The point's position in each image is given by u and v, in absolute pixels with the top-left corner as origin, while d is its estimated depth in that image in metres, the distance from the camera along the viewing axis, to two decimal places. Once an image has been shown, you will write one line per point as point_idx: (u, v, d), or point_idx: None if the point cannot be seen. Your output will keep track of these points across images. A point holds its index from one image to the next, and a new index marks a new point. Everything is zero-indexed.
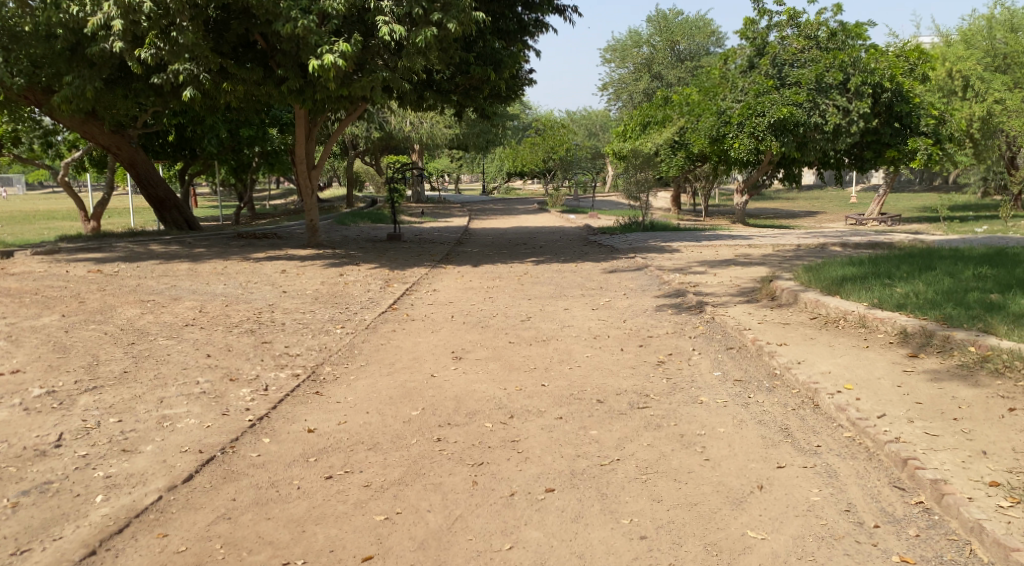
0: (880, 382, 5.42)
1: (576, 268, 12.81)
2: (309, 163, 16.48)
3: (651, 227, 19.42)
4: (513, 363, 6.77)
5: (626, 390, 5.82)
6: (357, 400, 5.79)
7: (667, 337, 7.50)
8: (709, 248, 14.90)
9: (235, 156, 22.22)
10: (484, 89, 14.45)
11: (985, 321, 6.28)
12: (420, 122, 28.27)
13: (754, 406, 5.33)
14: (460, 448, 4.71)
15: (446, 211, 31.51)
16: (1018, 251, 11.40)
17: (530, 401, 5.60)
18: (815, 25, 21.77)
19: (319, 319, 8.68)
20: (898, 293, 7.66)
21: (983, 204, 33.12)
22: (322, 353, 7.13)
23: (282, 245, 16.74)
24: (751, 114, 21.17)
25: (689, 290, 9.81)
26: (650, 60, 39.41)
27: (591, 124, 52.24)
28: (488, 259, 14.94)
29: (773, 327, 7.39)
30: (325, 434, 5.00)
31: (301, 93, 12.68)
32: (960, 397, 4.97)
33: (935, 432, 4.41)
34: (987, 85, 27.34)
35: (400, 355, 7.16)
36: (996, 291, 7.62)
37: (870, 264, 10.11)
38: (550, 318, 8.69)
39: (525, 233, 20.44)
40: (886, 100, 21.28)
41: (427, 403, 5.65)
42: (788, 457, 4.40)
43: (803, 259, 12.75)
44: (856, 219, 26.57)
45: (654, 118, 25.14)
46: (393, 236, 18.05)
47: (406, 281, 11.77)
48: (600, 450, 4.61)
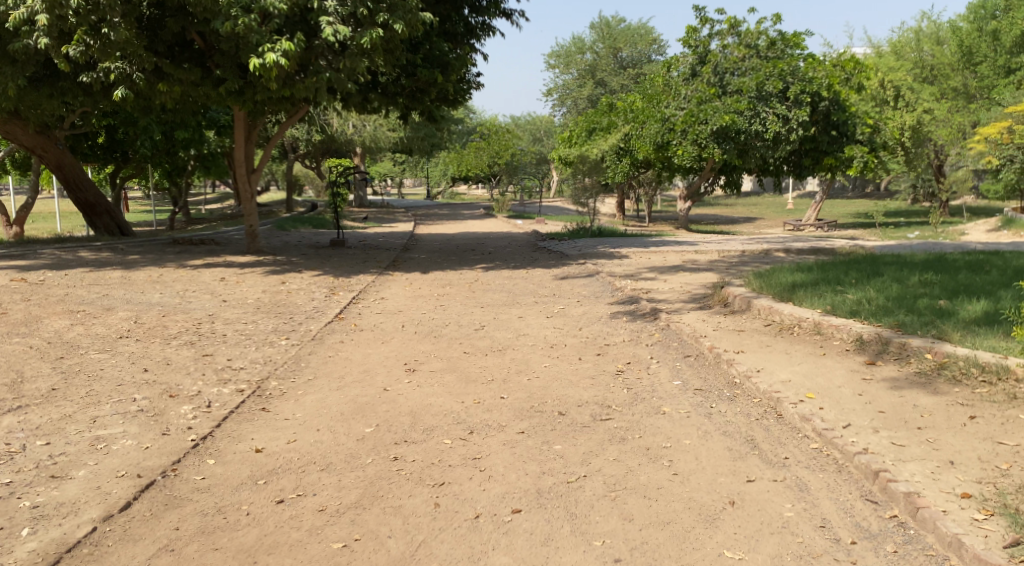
0: (841, 391, 5.39)
1: (526, 274, 12.68)
2: (250, 167, 15.98)
3: (598, 233, 19.44)
4: (468, 374, 6.56)
5: (587, 401, 5.68)
6: (306, 416, 5.51)
7: (623, 345, 7.39)
8: (657, 254, 14.94)
9: (170, 159, 21.44)
10: (431, 91, 14.23)
11: (938, 327, 6.35)
12: (363, 125, 27.82)
13: (717, 416, 5.25)
14: (420, 467, 4.50)
15: (391, 216, 31.06)
16: (956, 257, 11.69)
17: (490, 415, 5.40)
18: (755, 34, 22.20)
19: (262, 330, 8.33)
20: (850, 300, 7.71)
21: (913, 211, 34.24)
22: (267, 367, 6.81)
23: (221, 251, 16.18)
24: (694, 121, 21.38)
25: (642, 296, 9.76)
26: (594, 67, 39.88)
27: (534, 129, 52.35)
28: (436, 265, 14.71)
29: (729, 334, 7.34)
30: (274, 455, 4.72)
31: (241, 94, 12.26)
32: (922, 406, 4.97)
33: (901, 442, 4.37)
34: (917, 95, 28.22)
35: (350, 367, 6.89)
36: (944, 297, 7.74)
37: (818, 270, 10.22)
38: (504, 327, 8.52)
39: (472, 239, 20.26)
40: (824, 109, 21.66)
41: (382, 418, 5.41)
42: (758, 470, 4.31)
43: (750, 264, 12.85)
44: (795, 225, 27.14)
45: (599, 124, 25.21)
46: (337, 242, 17.65)
47: (352, 288, 11.46)
48: (565, 466, 4.46)
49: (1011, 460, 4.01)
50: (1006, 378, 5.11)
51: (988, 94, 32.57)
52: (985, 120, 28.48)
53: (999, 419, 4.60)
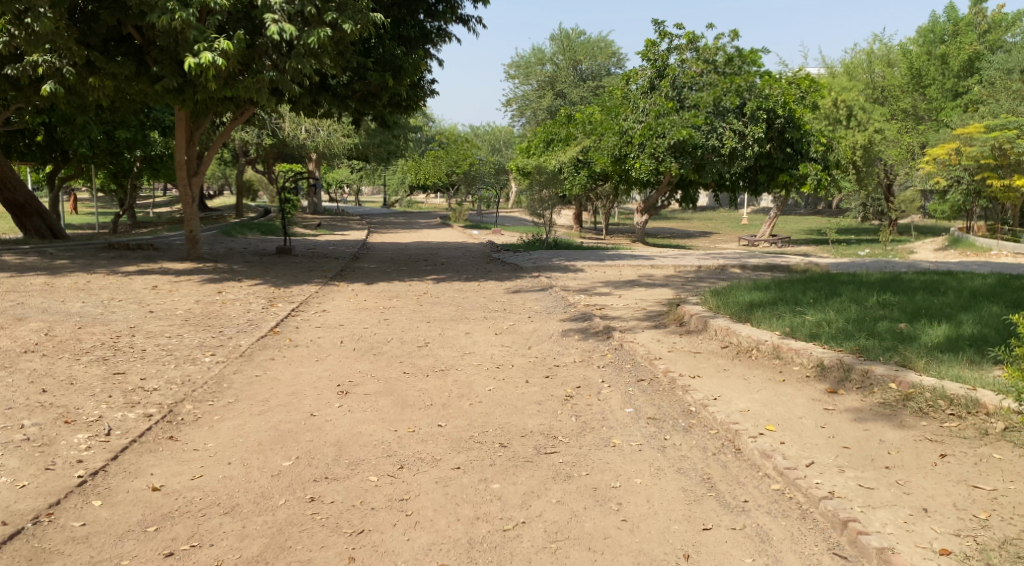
0: (803, 423, 5.02)
1: (478, 287, 12.21)
2: (192, 169, 15.25)
3: (554, 245, 19.08)
4: (405, 398, 6.05)
5: (532, 431, 5.21)
6: (219, 446, 4.95)
7: (574, 366, 6.95)
8: (612, 268, 14.60)
9: (114, 160, 20.40)
10: (383, 96, 13.67)
11: (901, 354, 6.04)
12: (316, 130, 26.89)
13: (672, 450, 4.82)
14: (340, 511, 4.00)
15: (344, 224, 30.32)
16: (912, 277, 11.56)
17: (425, 448, 4.91)
18: (713, 50, 21.96)
19: (186, 345, 7.70)
20: (809, 321, 7.38)
21: (863, 229, 34.73)
22: (184, 388, 6.20)
23: (157, 257, 15.39)
24: (651, 135, 21.10)
25: (596, 313, 9.34)
26: (553, 79, 39.65)
27: (493, 139, 52.07)
28: (384, 275, 14.16)
29: (684, 356, 6.96)
30: (174, 493, 4.19)
31: (179, 92, 11.55)
32: (888, 441, 4.61)
33: (870, 485, 3.99)
34: (869, 115, 28.48)
35: (277, 389, 6.31)
36: (904, 321, 7.46)
37: (775, 288, 9.97)
38: (449, 344, 8.02)
39: (426, 249, 19.74)
40: (779, 126, 21.71)
41: (303, 450, 4.88)
42: (715, 515, 3.90)
43: (706, 281, 12.59)
44: (749, 241, 27.21)
45: (558, 135, 24.95)
46: (283, 250, 16.97)
47: (292, 300, 10.84)
48: (502, 510, 4.01)
49: (990, 508, 3.65)
50: (976, 412, 4.78)
51: (936, 116, 33.11)
52: (933, 142, 28.96)
53: (972, 459, 4.26)
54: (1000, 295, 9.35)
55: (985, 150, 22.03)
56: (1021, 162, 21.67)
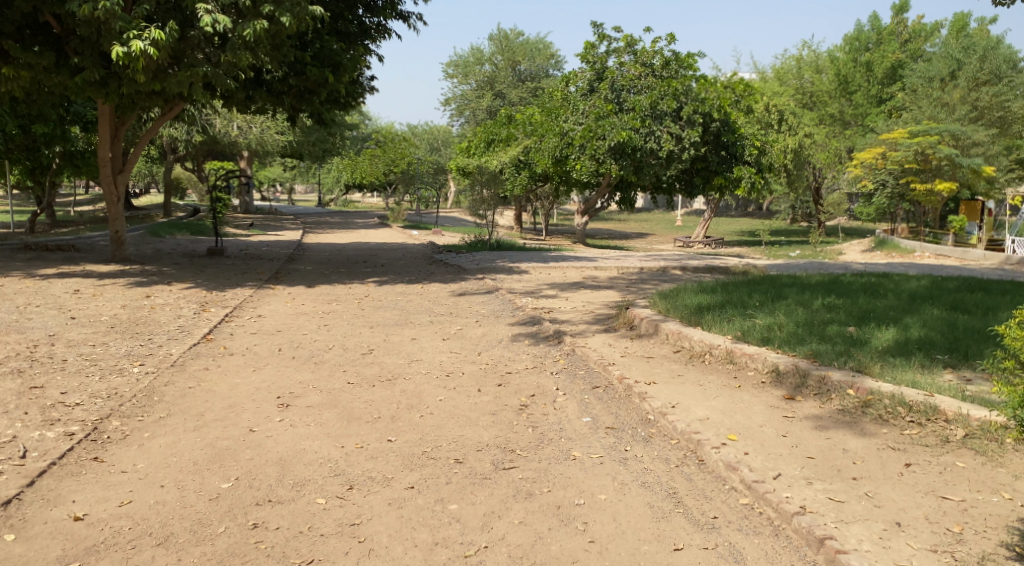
0: (764, 432, 4.91)
1: (422, 290, 11.91)
2: (118, 166, 14.50)
3: (497, 246, 18.88)
4: (351, 411, 5.73)
5: (488, 444, 4.98)
6: (150, 467, 4.58)
7: (526, 373, 6.73)
8: (556, 270, 14.48)
9: (31, 157, 19.29)
10: (321, 93, 13.21)
11: (855, 358, 6.00)
12: (249, 127, 26.12)
13: (634, 463, 4.66)
14: (286, 539, 3.71)
15: (278, 224, 29.50)
16: (850, 279, 11.74)
17: (375, 466, 4.62)
18: (650, 53, 21.96)
19: (111, 355, 7.21)
20: (760, 325, 7.33)
21: (793, 230, 35.69)
22: (109, 402, 5.76)
23: (79, 259, 14.58)
24: (591, 136, 21.06)
25: (544, 317, 9.15)
26: (492, 79, 39.45)
27: (432, 138, 51.68)
28: (323, 278, 13.72)
29: (637, 361, 6.83)
30: (99, 524, 3.83)
31: (103, 85, 10.93)
32: (852, 450, 4.54)
33: (840, 498, 3.89)
34: (799, 120, 28.95)
35: (212, 402, 5.91)
36: (852, 324, 7.49)
37: (721, 291, 9.95)
38: (395, 351, 7.71)
39: (364, 250, 19.31)
40: (715, 129, 22.11)
41: (243, 469, 4.54)
42: (684, 534, 3.75)
43: (650, 283, 12.57)
44: (684, 242, 27.58)
45: (499, 135, 24.76)
46: (215, 251, 16.33)
47: (226, 304, 10.36)
48: (462, 534, 3.77)
49: (962, 520, 3.60)
50: (935, 418, 4.75)
51: (862, 122, 34.05)
52: (860, 146, 29.84)
53: (937, 468, 4.22)
54: (937, 297, 9.53)
55: (909, 154, 22.69)
56: (942, 167, 22.45)
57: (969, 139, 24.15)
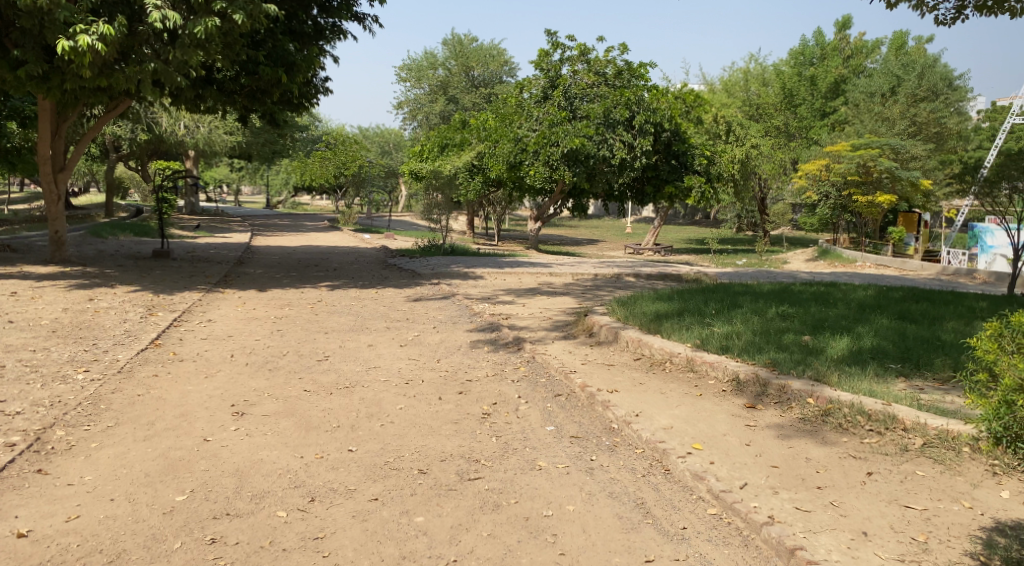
0: (727, 441, 4.94)
1: (377, 295, 11.77)
2: (59, 164, 13.99)
3: (451, 251, 18.77)
4: (309, 420, 5.58)
5: (452, 454, 4.90)
6: (99, 479, 4.37)
7: (487, 381, 6.65)
8: (511, 275, 14.46)
9: None
10: (274, 92, 12.98)
11: (812, 367, 6.09)
12: (196, 126, 25.52)
13: (601, 473, 4.62)
14: (247, 554, 3.57)
15: (225, 226, 28.88)
16: (800, 288, 11.99)
17: (337, 477, 4.50)
18: (603, 62, 22.12)
19: (53, 360, 6.91)
20: (718, 333, 7.39)
21: (739, 238, 36.42)
22: (52, 411, 5.50)
23: (15, 260, 14.02)
24: (545, 143, 21.12)
25: (502, 323, 9.09)
26: (445, 84, 39.39)
27: (383, 141, 51.19)
28: (273, 281, 13.44)
29: (598, 368, 6.82)
30: (44, 540, 3.64)
31: (45, 80, 10.52)
32: (814, 459, 4.59)
33: (807, 507, 3.92)
34: (746, 131, 29.43)
35: (163, 410, 5.69)
36: (807, 332, 7.61)
37: (678, 298, 10.03)
38: (351, 358, 7.57)
39: (316, 254, 18.99)
40: (666, 138, 22.43)
41: (198, 481, 4.38)
42: (654, 545, 3.74)
43: (605, 290, 12.63)
44: (634, 249, 27.89)
45: (452, 140, 24.66)
46: (160, 253, 15.86)
47: (174, 309, 10.04)
48: (430, 548, 3.68)
49: (926, 530, 3.68)
50: (894, 428, 4.83)
51: (806, 134, 34.88)
52: (805, 158, 30.61)
53: (898, 476, 4.28)
54: (885, 307, 9.77)
55: (851, 166, 23.28)
56: (882, 180, 23.12)
57: (908, 153, 25.01)
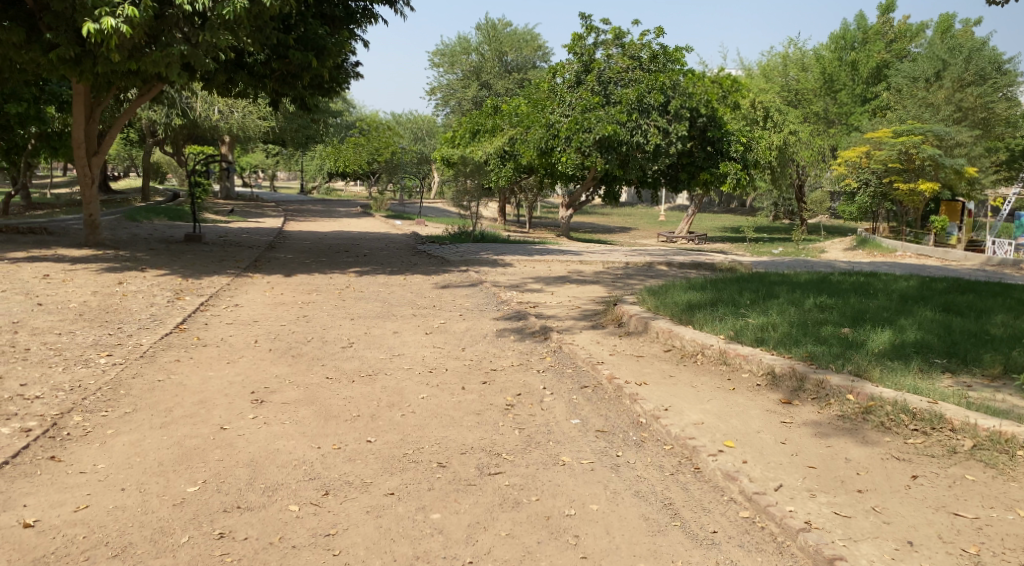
0: (762, 439, 4.70)
1: (404, 281, 11.63)
2: (92, 148, 13.98)
3: (481, 238, 18.60)
4: (329, 408, 5.45)
5: (472, 447, 4.72)
6: (112, 467, 4.28)
7: (512, 371, 6.47)
8: (541, 263, 14.25)
9: (5, 136, 18.71)
10: (305, 77, 12.85)
11: (853, 361, 5.81)
12: (230, 111, 25.63)
13: (627, 470, 4.42)
14: (254, 551, 3.44)
15: (258, 210, 29.03)
16: (838, 278, 11.62)
17: (353, 469, 4.35)
18: (638, 46, 21.64)
19: (77, 344, 6.88)
20: (753, 325, 7.11)
21: (776, 226, 35.78)
22: (71, 396, 5.43)
23: (51, 243, 14.15)
24: (577, 129, 20.59)
25: (530, 312, 8.89)
26: (478, 69, 39.12)
27: (416, 127, 51.14)
28: (303, 267, 13.40)
29: (627, 360, 6.60)
30: (50, 531, 3.54)
31: (77, 63, 10.51)
32: (855, 460, 4.34)
33: (847, 513, 3.68)
34: (784, 117, 28.75)
35: (182, 397, 5.60)
36: (846, 325, 7.29)
37: (711, 288, 9.74)
38: (375, 345, 7.44)
39: (347, 239, 18.99)
40: (702, 125, 22.09)
41: (211, 471, 4.26)
42: (682, 550, 3.53)
43: (636, 278, 12.36)
44: (668, 236, 27.51)
45: (484, 126, 24.44)
46: (192, 237, 15.93)
47: (202, 293, 10.01)
48: (445, 548, 3.52)
49: (978, 541, 3.42)
50: (940, 427, 4.55)
51: (847, 120, 34.05)
52: (844, 145, 29.83)
53: (945, 481, 4.02)
54: (928, 299, 9.38)
55: (893, 153, 22.61)
56: (925, 167, 22.43)
57: (953, 139, 24.17)
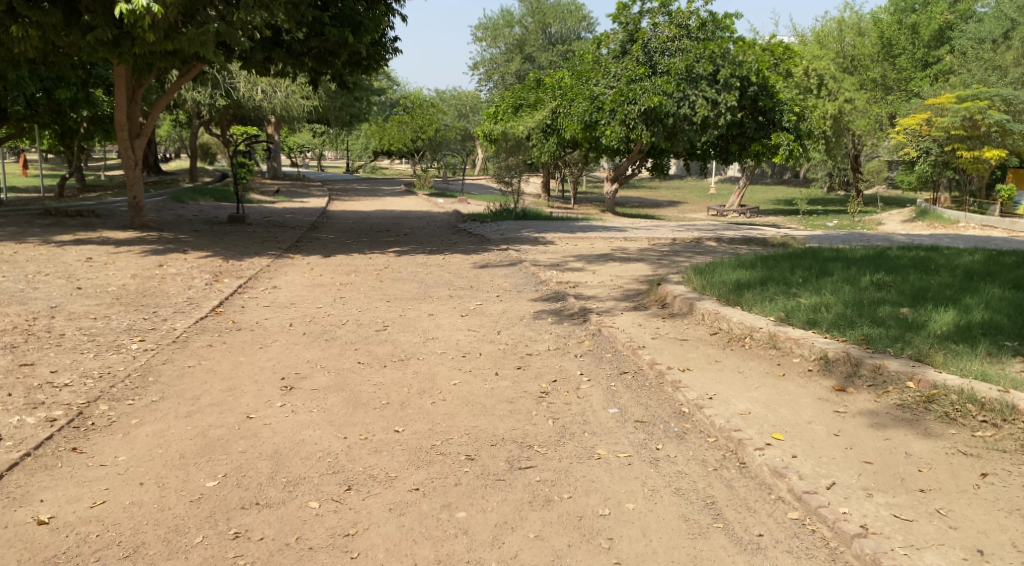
0: (813, 430, 4.37)
1: (443, 261, 11.44)
2: (135, 131, 14.01)
3: (523, 215, 18.31)
4: (359, 395, 5.29)
5: (503, 438, 4.51)
6: (133, 460, 4.18)
7: (548, 355, 6.23)
8: (584, 240, 13.92)
9: (57, 121, 18.99)
10: (342, 54, 12.65)
11: (913, 345, 5.41)
12: (273, 91, 25.71)
13: (667, 465, 4.15)
14: (269, 553, 3.29)
15: (304, 190, 29.20)
16: (897, 253, 11.06)
17: (378, 462, 4.17)
18: (686, 13, 20.77)
19: (112, 329, 6.85)
20: (805, 305, 6.73)
21: (831, 198, 34.67)
22: (100, 384, 5.36)
23: (98, 226, 14.32)
24: (623, 101, 20.27)
25: (569, 292, 8.60)
26: (522, 42, 38.61)
27: (460, 104, 50.90)
28: (343, 247, 13.31)
29: (670, 344, 6.29)
30: (64, 529, 3.44)
31: (115, 45, 10.47)
32: (916, 455, 3.98)
33: (907, 516, 3.36)
34: (839, 85, 27.66)
35: (210, 384, 5.49)
36: (906, 305, 6.85)
37: (761, 266, 9.30)
38: (410, 328, 7.26)
39: (389, 218, 18.89)
40: (752, 94, 21.11)
41: (232, 464, 4.13)
42: (725, 556, 3.25)
43: (682, 255, 11.97)
44: (717, 211, 26.83)
45: (527, 100, 24.04)
46: (235, 218, 15.99)
47: (240, 275, 9.96)
48: (469, 551, 3.31)
49: None
50: (1012, 419, 4.18)
51: (905, 87, 32.65)
52: (903, 112, 28.59)
53: (1019, 480, 3.66)
54: (996, 275, 8.81)
55: (956, 120, 21.52)
56: (991, 134, 21.36)
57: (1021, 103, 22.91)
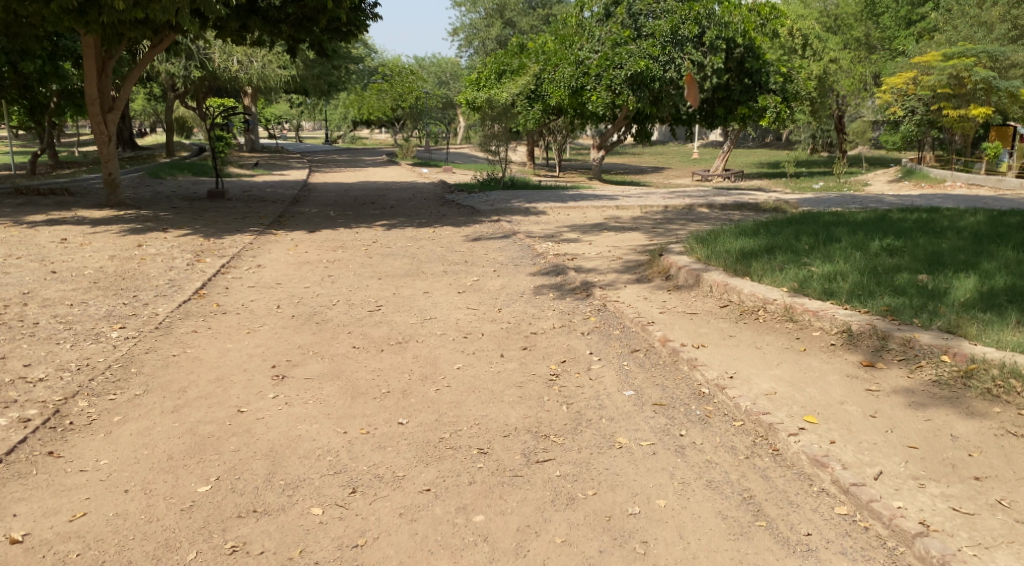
0: (847, 412, 4.09)
1: (433, 234, 11.05)
2: (107, 105, 13.38)
3: (511, 185, 17.91)
4: (355, 384, 4.95)
5: (516, 428, 4.19)
6: (116, 463, 3.83)
7: (554, 334, 5.90)
8: (575, 209, 13.55)
9: (26, 95, 18.25)
10: (321, 20, 12.10)
11: (941, 316, 5.12)
12: (249, 61, 24.91)
13: (694, 454, 3.85)
14: None
15: (284, 163, 28.58)
16: (897, 216, 10.78)
17: (384, 459, 3.85)
18: None
19: (89, 316, 6.44)
20: (818, 274, 6.43)
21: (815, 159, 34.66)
22: (77, 378, 4.98)
23: (72, 204, 13.77)
24: (609, 65, 19.76)
25: (569, 265, 8.24)
26: (502, 6, 37.72)
27: (440, 71, 50.08)
28: (328, 222, 12.86)
29: (680, 318, 5.98)
30: (40, 549, 3.10)
31: (82, 14, 9.88)
32: (962, 438, 3.72)
33: (968, 509, 3.10)
34: (824, 44, 27.26)
35: (197, 374, 5.13)
36: (924, 271, 6.56)
37: (764, 233, 8.98)
38: (404, 307, 6.90)
39: (372, 190, 18.41)
40: (739, 55, 20.76)
41: (226, 464, 3.80)
42: (772, 559, 2.97)
43: (678, 223, 11.64)
44: (702, 175, 26.56)
45: (510, 66, 23.47)
46: (215, 194, 15.46)
47: (223, 254, 9.53)
48: (491, 562, 3.01)
49: None
50: None
51: (889, 45, 32.23)
52: (888, 71, 28.22)
53: None
54: (1004, 236, 8.55)
55: (942, 78, 21.20)
56: (977, 91, 21.07)
57: (1008, 59, 22.62)
